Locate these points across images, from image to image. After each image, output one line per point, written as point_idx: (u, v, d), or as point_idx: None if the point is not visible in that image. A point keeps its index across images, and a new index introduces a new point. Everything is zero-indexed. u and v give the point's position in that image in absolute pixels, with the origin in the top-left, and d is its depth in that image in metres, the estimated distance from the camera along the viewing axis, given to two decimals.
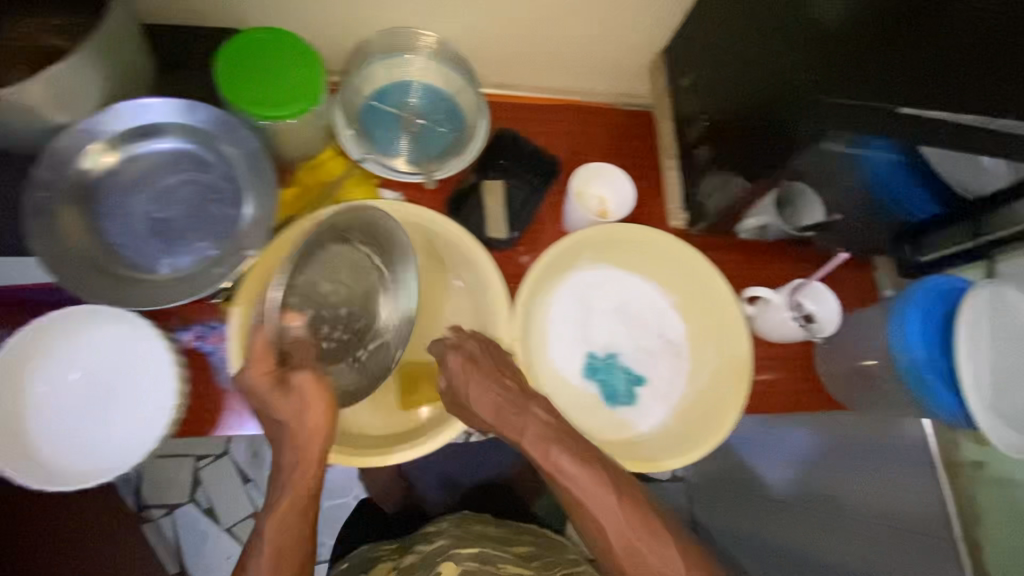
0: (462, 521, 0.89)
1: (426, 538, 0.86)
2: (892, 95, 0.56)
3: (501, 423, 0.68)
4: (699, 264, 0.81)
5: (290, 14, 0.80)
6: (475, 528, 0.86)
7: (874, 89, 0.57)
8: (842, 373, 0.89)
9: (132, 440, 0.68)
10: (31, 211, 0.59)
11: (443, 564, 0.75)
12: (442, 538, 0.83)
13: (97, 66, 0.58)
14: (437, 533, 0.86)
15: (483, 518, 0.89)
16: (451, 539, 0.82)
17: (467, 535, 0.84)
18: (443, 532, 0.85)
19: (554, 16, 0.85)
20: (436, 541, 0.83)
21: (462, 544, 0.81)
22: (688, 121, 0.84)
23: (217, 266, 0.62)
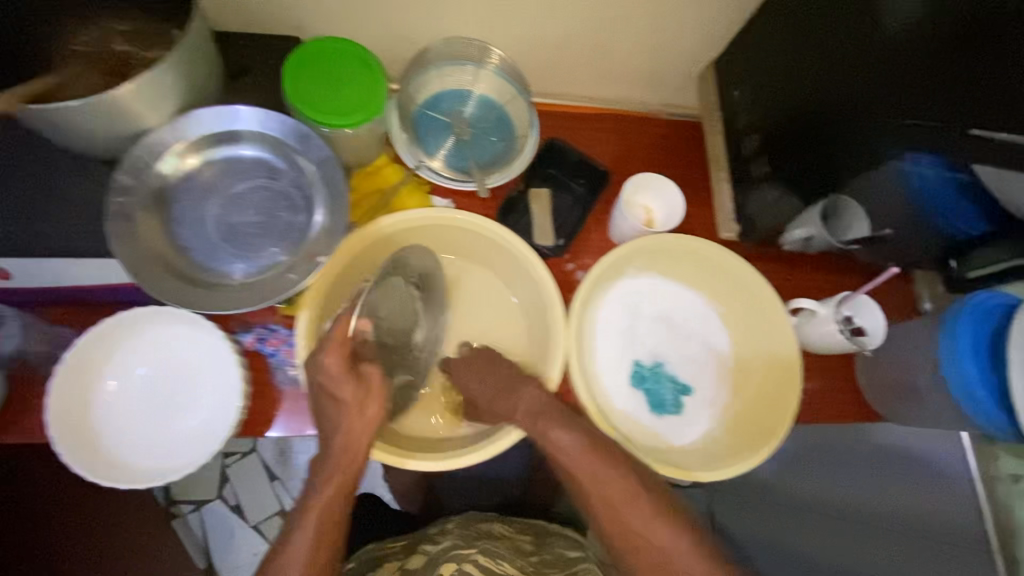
0: (465, 521, 0.95)
1: (431, 536, 0.92)
2: (963, 117, 0.54)
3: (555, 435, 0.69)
4: (748, 276, 0.82)
5: (350, 22, 0.82)
6: (480, 527, 0.93)
7: (944, 112, 0.55)
8: (887, 383, 0.88)
9: (196, 438, 0.70)
10: (113, 215, 0.60)
11: (445, 564, 0.81)
12: (448, 538, 0.89)
13: (179, 75, 0.59)
14: (443, 532, 0.92)
15: (486, 518, 0.96)
16: (458, 537, 0.89)
17: (470, 534, 0.90)
18: (448, 533, 0.91)
19: (608, 29, 0.86)
20: (442, 540, 0.89)
21: (466, 541, 0.87)
22: (742, 132, 0.85)
23: (290, 272, 0.64)
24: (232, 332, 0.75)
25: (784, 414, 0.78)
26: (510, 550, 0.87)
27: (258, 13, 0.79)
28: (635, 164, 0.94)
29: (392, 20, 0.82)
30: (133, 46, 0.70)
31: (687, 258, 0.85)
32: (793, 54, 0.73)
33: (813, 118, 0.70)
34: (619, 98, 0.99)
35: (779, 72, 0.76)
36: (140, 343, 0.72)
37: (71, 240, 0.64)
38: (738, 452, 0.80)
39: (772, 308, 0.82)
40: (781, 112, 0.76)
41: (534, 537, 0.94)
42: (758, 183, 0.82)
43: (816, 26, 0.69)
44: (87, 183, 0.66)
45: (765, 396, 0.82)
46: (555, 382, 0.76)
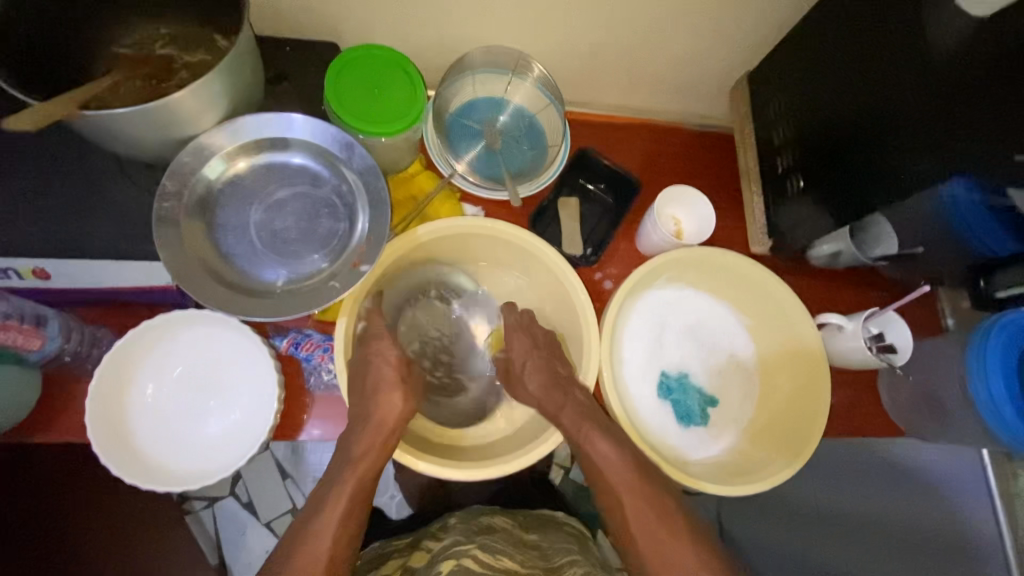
0: (466, 516, 0.95)
1: (434, 534, 0.93)
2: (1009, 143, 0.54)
3: None
4: (779, 290, 0.82)
5: (388, 27, 0.82)
6: (479, 521, 0.93)
7: (991, 135, 0.55)
8: (905, 398, 0.90)
9: (233, 440, 0.71)
10: (160, 221, 0.61)
11: (444, 562, 0.80)
12: (448, 534, 0.90)
13: (228, 84, 0.59)
14: (443, 529, 0.93)
15: (486, 511, 0.96)
16: (456, 533, 0.89)
17: (469, 527, 0.90)
18: (449, 529, 0.91)
19: (644, 42, 0.86)
20: (443, 537, 0.90)
21: (464, 535, 0.88)
22: (776, 147, 0.85)
23: (332, 280, 0.65)
24: (267, 337, 0.75)
25: (812, 428, 0.78)
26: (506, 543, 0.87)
27: (298, 17, 0.79)
28: (661, 175, 0.95)
29: (430, 28, 0.83)
30: (177, 48, 0.70)
31: (716, 270, 0.85)
32: (832, 70, 0.73)
33: (849, 137, 0.70)
34: (647, 109, 1.00)
35: (817, 87, 0.76)
36: (176, 344, 0.73)
37: (113, 243, 0.64)
38: (766, 465, 0.80)
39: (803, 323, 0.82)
40: (817, 128, 0.76)
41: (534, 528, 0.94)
42: (791, 198, 0.83)
43: (857, 43, 0.69)
44: (131, 186, 0.66)
45: (789, 408, 0.83)
46: (593, 385, 0.77)
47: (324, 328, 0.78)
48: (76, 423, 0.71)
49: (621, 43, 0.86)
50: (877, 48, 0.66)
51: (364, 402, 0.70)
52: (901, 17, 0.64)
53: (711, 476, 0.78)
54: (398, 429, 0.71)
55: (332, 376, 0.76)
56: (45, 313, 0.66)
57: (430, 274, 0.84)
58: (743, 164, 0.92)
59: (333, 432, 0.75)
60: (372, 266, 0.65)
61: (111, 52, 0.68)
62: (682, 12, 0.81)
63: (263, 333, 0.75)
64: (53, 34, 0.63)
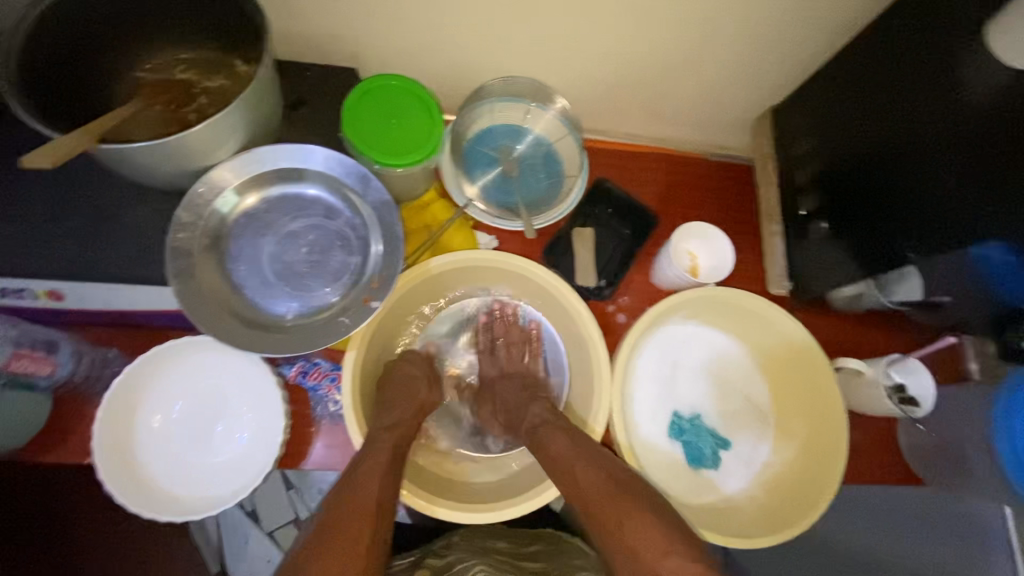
0: (472, 533, 0.93)
1: (437, 550, 0.90)
2: None
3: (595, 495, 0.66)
4: (794, 333, 0.80)
5: (409, 55, 0.82)
6: (484, 542, 0.91)
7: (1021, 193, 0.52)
8: (930, 449, 0.87)
9: (235, 470, 0.71)
10: (173, 254, 0.61)
11: None
12: (453, 552, 0.88)
13: (244, 116, 0.58)
14: (448, 546, 0.90)
15: (493, 532, 0.94)
16: (462, 553, 0.87)
17: (474, 548, 0.89)
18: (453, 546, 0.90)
19: (668, 73, 0.84)
20: (447, 555, 0.88)
21: (471, 556, 0.87)
22: (801, 189, 0.84)
23: (342, 316, 0.65)
24: (276, 364, 0.75)
25: (831, 475, 0.75)
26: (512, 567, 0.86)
27: (321, 43, 0.79)
28: (680, 207, 0.93)
29: (450, 55, 0.82)
30: (198, 72, 0.70)
31: (728, 309, 0.84)
32: (862, 114, 0.71)
33: (879, 189, 0.68)
34: (669, 137, 0.98)
35: (846, 133, 0.74)
36: (184, 370, 0.73)
37: (127, 267, 0.64)
38: (776, 516, 0.78)
39: (825, 379, 0.79)
40: (845, 175, 0.74)
41: (539, 548, 0.92)
42: (816, 241, 0.82)
43: (892, 92, 0.66)
44: (147, 212, 0.66)
45: (806, 455, 0.81)
46: (600, 435, 0.75)
47: (333, 356, 0.76)
48: (84, 445, 0.71)
49: (644, 72, 0.84)
50: (911, 100, 0.64)
51: (384, 402, 0.72)
52: (937, 67, 0.61)
53: (720, 528, 0.76)
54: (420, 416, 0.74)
55: (339, 407, 0.75)
56: (57, 340, 0.68)
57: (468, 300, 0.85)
58: (763, 206, 0.91)
59: (336, 464, 0.74)
60: (382, 302, 0.65)
61: (133, 75, 0.69)
62: (707, 43, 0.79)
63: (272, 361, 0.74)
64: (78, 59, 0.63)
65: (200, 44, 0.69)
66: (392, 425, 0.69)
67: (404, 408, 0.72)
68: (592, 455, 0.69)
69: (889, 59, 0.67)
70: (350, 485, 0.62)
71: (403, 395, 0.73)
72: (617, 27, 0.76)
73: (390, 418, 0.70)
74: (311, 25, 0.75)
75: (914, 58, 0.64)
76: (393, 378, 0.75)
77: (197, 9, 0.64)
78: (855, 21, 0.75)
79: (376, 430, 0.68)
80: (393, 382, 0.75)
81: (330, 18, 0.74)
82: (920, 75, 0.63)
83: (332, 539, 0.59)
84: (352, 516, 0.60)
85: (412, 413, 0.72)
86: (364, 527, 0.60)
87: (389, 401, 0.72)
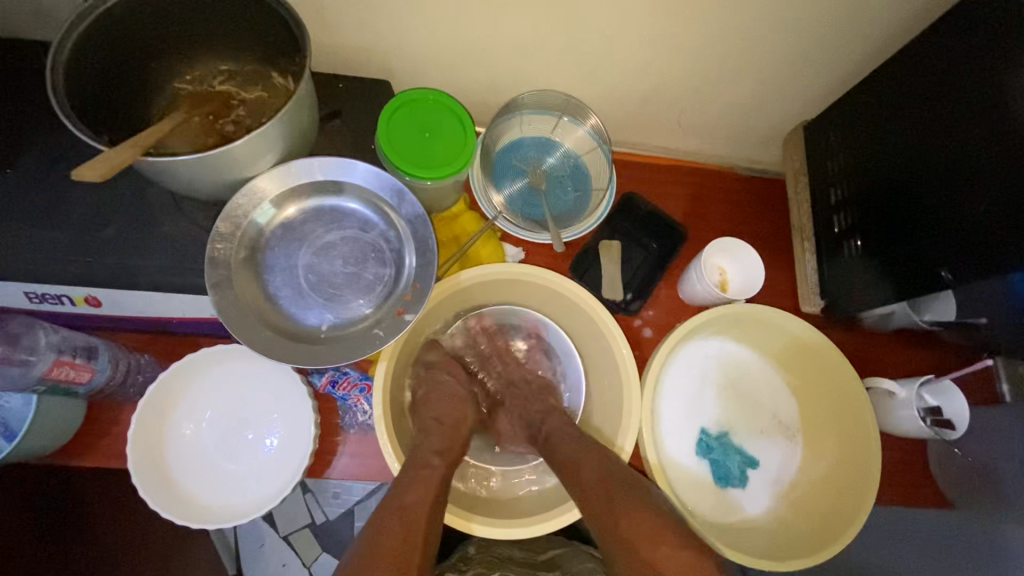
0: (485, 545, 0.93)
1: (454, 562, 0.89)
2: None
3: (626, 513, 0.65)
4: (825, 351, 0.79)
5: (441, 66, 0.82)
6: (499, 552, 0.92)
7: None
8: (961, 474, 0.86)
9: (264, 478, 0.71)
10: (212, 264, 0.62)
11: None
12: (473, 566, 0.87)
13: (284, 128, 0.58)
14: (465, 559, 0.89)
15: (507, 542, 0.94)
16: (481, 568, 0.87)
17: (492, 561, 0.89)
18: (471, 558, 0.89)
19: (700, 86, 0.84)
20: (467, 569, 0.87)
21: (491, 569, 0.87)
22: (832, 206, 0.83)
23: (375, 328, 0.66)
24: (306, 373, 0.75)
25: (865, 498, 0.74)
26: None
27: (356, 55, 0.80)
28: (709, 221, 0.92)
29: (482, 68, 0.82)
30: (236, 84, 0.71)
31: (758, 325, 0.83)
32: (902, 130, 0.70)
33: (915, 208, 0.68)
34: (696, 150, 0.97)
35: (881, 150, 0.73)
36: (216, 377, 0.74)
37: (164, 275, 0.65)
38: (807, 538, 0.77)
39: (857, 400, 0.78)
40: (881, 193, 0.73)
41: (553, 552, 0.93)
42: (848, 259, 0.80)
43: (929, 111, 0.66)
44: (185, 221, 0.67)
45: (837, 479, 0.79)
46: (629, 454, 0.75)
47: (363, 366, 0.77)
48: (114, 448, 0.72)
49: (676, 87, 0.84)
50: (948, 120, 0.63)
51: (425, 424, 0.73)
52: (977, 86, 0.60)
53: (747, 550, 0.75)
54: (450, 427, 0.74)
55: (367, 417, 0.75)
56: (96, 346, 0.68)
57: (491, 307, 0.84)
58: (794, 221, 0.90)
59: (362, 474, 0.75)
60: (415, 315, 0.65)
61: (174, 87, 0.70)
62: (741, 58, 0.78)
63: (303, 370, 0.75)
64: (122, 71, 0.64)
65: (239, 56, 0.70)
66: (440, 449, 0.70)
67: (449, 431, 0.73)
68: (622, 471, 0.68)
69: (927, 78, 0.66)
70: (396, 502, 0.63)
71: (450, 413, 0.75)
72: (652, 42, 0.76)
73: (438, 442, 0.71)
74: (348, 38, 0.76)
75: (952, 77, 0.63)
76: (435, 395, 0.76)
77: (239, 22, 0.66)
78: (891, 39, 0.75)
79: (425, 454, 0.69)
80: (434, 401, 0.75)
81: (366, 31, 0.75)
82: (957, 94, 0.62)
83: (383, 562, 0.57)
84: (403, 543, 0.60)
85: (457, 437, 0.73)
86: (414, 555, 0.60)
87: (431, 425, 0.73)
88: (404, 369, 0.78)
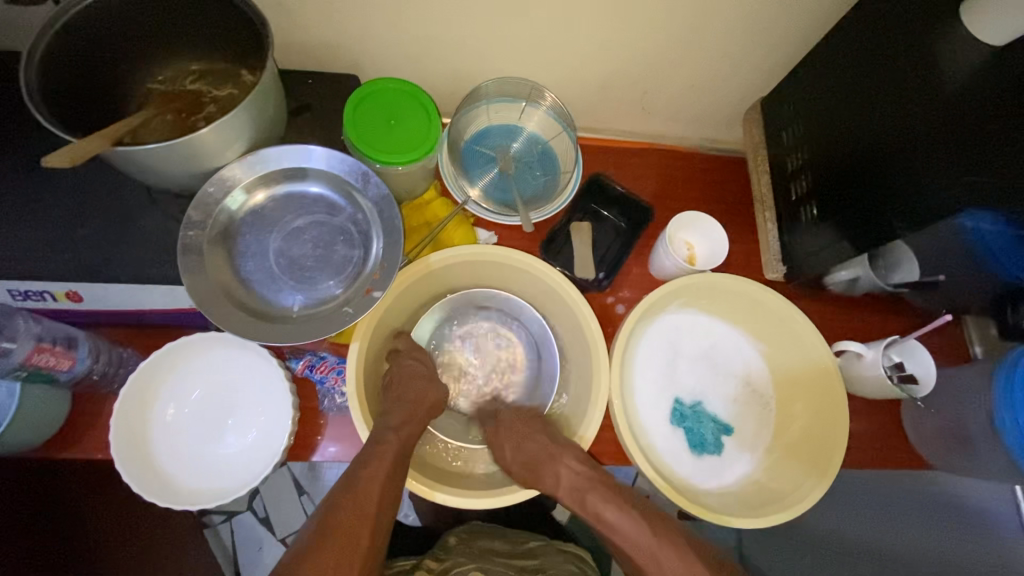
0: (467, 536, 0.97)
1: (435, 553, 0.94)
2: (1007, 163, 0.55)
3: (574, 479, 0.75)
4: (787, 313, 0.81)
5: (405, 60, 0.85)
6: (480, 543, 0.95)
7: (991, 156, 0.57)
8: (933, 431, 0.86)
9: (245, 460, 0.73)
10: (185, 250, 0.64)
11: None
12: (451, 556, 0.91)
13: (248, 117, 0.60)
14: (445, 549, 0.94)
15: (488, 534, 0.98)
16: (461, 557, 0.91)
17: (472, 552, 0.93)
18: (451, 549, 0.93)
19: (656, 70, 0.87)
20: (445, 559, 0.91)
21: (468, 560, 0.90)
22: (789, 175, 0.85)
23: (345, 306, 0.68)
24: (285, 359, 0.77)
25: (832, 454, 0.77)
26: (510, 571, 0.90)
27: (324, 52, 0.83)
28: (677, 198, 0.95)
29: (448, 60, 0.85)
30: (207, 84, 0.74)
31: (723, 295, 0.85)
32: (843, 95, 0.73)
33: (859, 170, 0.70)
34: (660, 133, 1.00)
35: (828, 120, 0.76)
36: (194, 365, 0.76)
37: (141, 267, 0.67)
38: (782, 495, 0.78)
39: (822, 358, 0.80)
40: (830, 159, 0.76)
41: (535, 546, 0.97)
42: (805, 226, 0.83)
43: (868, 75, 0.69)
44: (159, 215, 0.69)
45: (807, 440, 0.81)
46: (589, 442, 0.78)
47: (339, 351, 0.79)
48: (99, 440, 0.74)
49: (633, 71, 0.87)
50: (883, 81, 0.67)
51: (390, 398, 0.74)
52: (912, 51, 0.64)
53: (725, 509, 0.76)
54: (426, 411, 0.76)
55: (345, 399, 0.77)
56: (76, 336, 0.70)
57: (458, 284, 0.88)
58: (756, 193, 0.93)
59: (344, 456, 0.76)
60: (384, 292, 0.68)
61: (146, 88, 0.73)
62: (692, 38, 0.81)
63: (280, 355, 0.77)
64: (94, 73, 0.67)
65: (209, 56, 0.73)
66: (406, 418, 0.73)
67: (412, 406, 0.75)
68: (560, 454, 0.76)
69: (862, 41, 0.70)
70: (357, 473, 0.67)
71: (416, 391, 0.77)
72: (610, 26, 0.78)
73: (397, 417, 0.73)
74: (313, 36, 0.80)
75: (885, 40, 0.67)
76: (405, 368, 0.78)
77: (205, 22, 0.68)
78: (835, 12, 0.78)
79: (388, 426, 0.71)
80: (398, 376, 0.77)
81: (331, 27, 0.78)
82: (893, 53, 0.66)
83: (331, 539, 0.62)
84: (356, 512, 0.65)
85: (419, 410, 0.76)
86: (365, 524, 0.65)
87: (400, 397, 0.75)
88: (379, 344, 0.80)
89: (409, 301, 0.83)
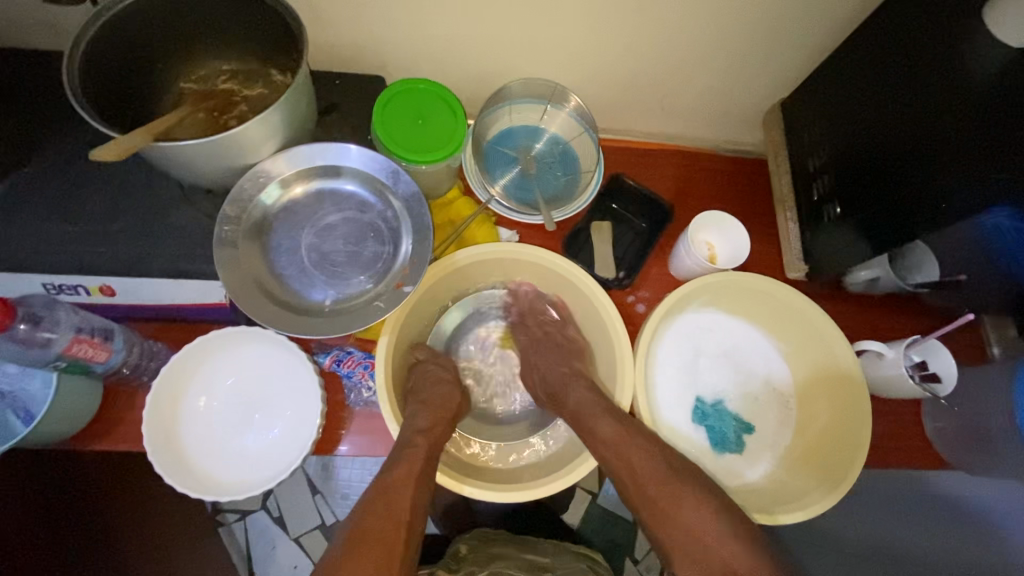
0: (477, 544, 0.97)
1: (447, 563, 0.94)
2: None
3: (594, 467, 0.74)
4: (808, 311, 0.82)
5: (431, 61, 0.86)
6: (492, 551, 0.96)
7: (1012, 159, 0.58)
8: (953, 431, 0.86)
9: (273, 453, 0.74)
10: (221, 244, 0.66)
11: None
12: (464, 566, 0.91)
13: (285, 115, 0.62)
14: (457, 559, 0.94)
15: (497, 540, 0.98)
16: (474, 566, 0.91)
17: (484, 560, 0.93)
18: (463, 560, 0.93)
19: (678, 71, 0.88)
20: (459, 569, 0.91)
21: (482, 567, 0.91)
22: (811, 174, 0.86)
23: (377, 300, 0.69)
24: (312, 354, 0.79)
25: (856, 452, 0.77)
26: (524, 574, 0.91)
27: (352, 53, 0.84)
28: (697, 198, 0.96)
29: (473, 60, 0.86)
30: (238, 83, 0.75)
31: (744, 293, 0.86)
32: (867, 94, 0.73)
33: (881, 170, 0.71)
34: (679, 134, 1.02)
35: (849, 120, 0.77)
36: (226, 358, 0.77)
37: (175, 261, 0.68)
38: (806, 491, 0.79)
39: (845, 356, 0.80)
40: (852, 157, 0.76)
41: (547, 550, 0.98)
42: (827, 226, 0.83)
43: (893, 76, 0.69)
44: (191, 211, 0.70)
45: (827, 441, 0.81)
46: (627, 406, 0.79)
47: (365, 346, 0.81)
48: (129, 433, 0.76)
49: (654, 72, 0.88)
50: (910, 80, 0.67)
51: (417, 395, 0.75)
52: (935, 52, 0.64)
53: (747, 506, 0.77)
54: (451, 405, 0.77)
55: (371, 394, 0.78)
56: (112, 328, 0.70)
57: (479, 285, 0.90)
58: (776, 192, 0.94)
59: (371, 450, 0.77)
60: (414, 287, 0.70)
61: (180, 87, 0.75)
62: (716, 40, 0.82)
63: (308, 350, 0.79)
64: (131, 71, 0.68)
65: (241, 56, 0.75)
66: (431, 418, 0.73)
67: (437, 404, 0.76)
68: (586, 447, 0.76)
69: (889, 41, 0.70)
70: (388, 474, 0.67)
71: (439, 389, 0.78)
72: (634, 28, 0.80)
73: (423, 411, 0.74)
74: (343, 37, 0.81)
75: (913, 38, 0.67)
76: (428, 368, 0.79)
77: (240, 22, 0.70)
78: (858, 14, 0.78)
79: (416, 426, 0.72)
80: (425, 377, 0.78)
81: (362, 28, 0.80)
82: (920, 51, 0.66)
83: (365, 544, 0.62)
84: (390, 517, 0.64)
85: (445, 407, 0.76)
86: (401, 530, 0.64)
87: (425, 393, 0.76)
88: (404, 341, 0.81)
89: (434, 300, 0.85)
